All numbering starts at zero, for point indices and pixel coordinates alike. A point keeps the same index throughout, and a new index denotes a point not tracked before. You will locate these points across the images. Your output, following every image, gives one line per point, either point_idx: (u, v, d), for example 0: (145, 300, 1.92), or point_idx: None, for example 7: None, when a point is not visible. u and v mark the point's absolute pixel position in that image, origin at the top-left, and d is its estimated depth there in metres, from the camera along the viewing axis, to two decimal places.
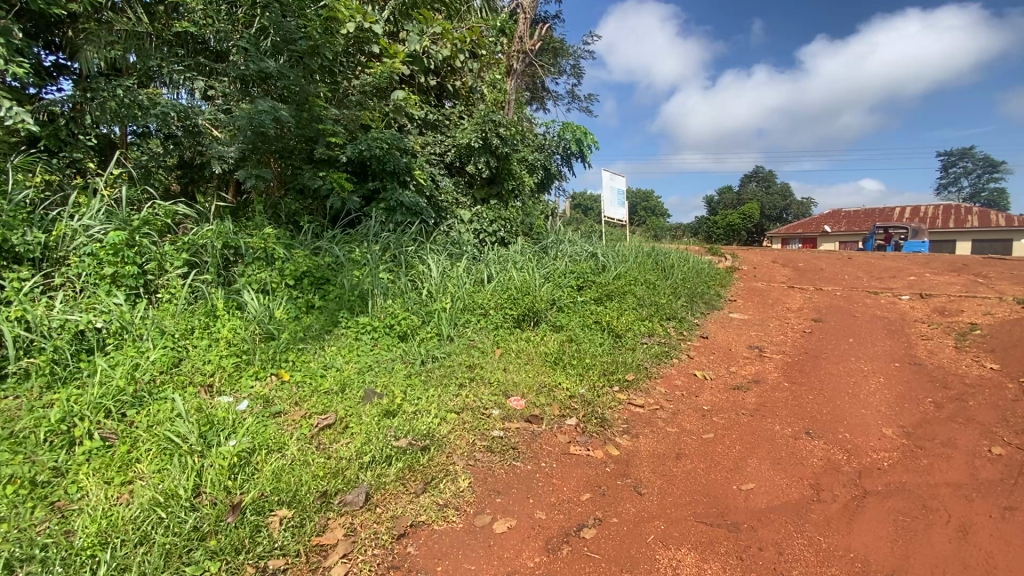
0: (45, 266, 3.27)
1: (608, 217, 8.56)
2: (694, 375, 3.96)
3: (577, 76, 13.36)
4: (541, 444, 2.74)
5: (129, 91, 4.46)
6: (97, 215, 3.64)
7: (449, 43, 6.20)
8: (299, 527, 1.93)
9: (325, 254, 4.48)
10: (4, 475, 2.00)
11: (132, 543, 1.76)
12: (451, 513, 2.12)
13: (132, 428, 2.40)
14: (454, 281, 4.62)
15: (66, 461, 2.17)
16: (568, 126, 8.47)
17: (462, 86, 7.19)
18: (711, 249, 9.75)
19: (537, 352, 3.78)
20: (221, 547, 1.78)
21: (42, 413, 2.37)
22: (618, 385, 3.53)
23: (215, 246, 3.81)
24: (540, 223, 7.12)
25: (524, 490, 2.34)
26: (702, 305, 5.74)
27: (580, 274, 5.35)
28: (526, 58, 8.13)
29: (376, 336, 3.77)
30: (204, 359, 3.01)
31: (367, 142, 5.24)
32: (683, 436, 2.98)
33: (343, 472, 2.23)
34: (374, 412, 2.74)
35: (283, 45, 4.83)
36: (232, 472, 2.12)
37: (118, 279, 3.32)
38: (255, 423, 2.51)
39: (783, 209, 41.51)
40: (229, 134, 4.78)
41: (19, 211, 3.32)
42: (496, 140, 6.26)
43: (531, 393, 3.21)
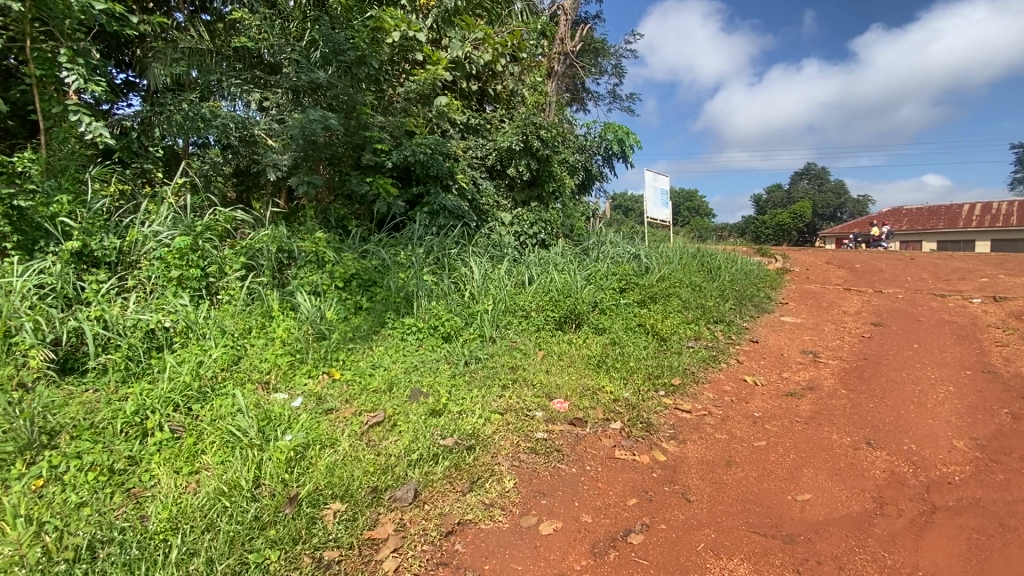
0: (119, 269, 3.53)
1: (651, 218, 8.43)
2: (744, 380, 3.83)
3: (618, 75, 13.21)
4: (586, 448, 2.71)
5: (193, 105, 4.77)
6: (165, 222, 3.92)
7: (490, 47, 6.12)
8: (351, 521, 1.99)
9: (372, 257, 4.62)
10: (85, 463, 2.17)
11: (199, 530, 1.86)
12: (497, 513, 2.14)
13: (196, 422, 2.55)
14: (496, 283, 4.66)
15: (139, 451, 2.32)
16: (609, 128, 8.43)
17: (503, 90, 7.25)
18: (759, 250, 9.42)
19: (579, 354, 3.76)
20: (280, 537, 1.85)
21: (119, 406, 2.55)
22: (664, 390, 3.46)
23: (270, 250, 4.02)
24: (581, 224, 7.06)
25: (569, 493, 2.33)
26: (751, 308, 5.54)
27: (623, 276, 5.27)
28: (567, 58, 8.10)
29: (421, 336, 3.85)
30: (261, 357, 3.17)
31: (411, 149, 5.38)
32: (734, 444, 2.88)
33: (392, 469, 2.28)
34: (421, 411, 2.80)
35: (332, 56, 4.97)
36: (289, 466, 2.23)
37: (183, 281, 3.54)
38: (308, 419, 2.61)
39: (837, 208, 39.47)
40: (282, 143, 5.02)
41: (96, 219, 3.62)
42: (537, 143, 6.29)
43: (574, 396, 3.20)
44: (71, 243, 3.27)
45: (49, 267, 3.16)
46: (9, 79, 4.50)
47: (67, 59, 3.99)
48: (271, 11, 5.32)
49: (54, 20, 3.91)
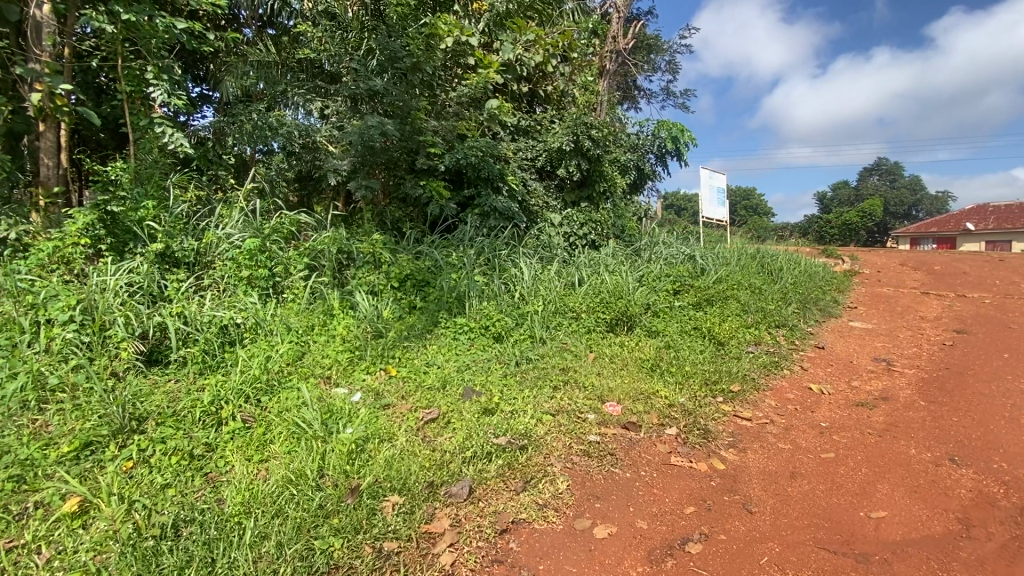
0: (196, 269, 3.79)
1: (706, 217, 8.16)
2: (809, 389, 3.63)
3: (672, 71, 12.89)
4: (640, 453, 2.66)
5: (262, 115, 5.07)
6: (237, 225, 4.19)
7: (542, 48, 6.12)
8: (409, 513, 2.05)
9: (425, 258, 4.73)
10: (169, 448, 2.35)
11: (270, 515, 1.97)
12: (551, 514, 2.14)
13: (265, 413, 2.70)
14: (546, 284, 4.65)
15: (215, 438, 2.48)
16: (663, 125, 8.28)
17: (553, 91, 7.22)
18: (824, 251, 8.90)
19: (632, 357, 3.69)
20: (343, 526, 1.94)
21: (196, 396, 2.72)
22: (722, 396, 3.33)
23: (331, 252, 4.20)
24: (632, 224, 6.92)
25: (623, 498, 2.29)
26: (817, 311, 5.24)
27: (676, 277, 5.12)
28: (618, 57, 8.00)
29: (473, 336, 3.90)
30: (323, 353, 3.32)
31: (463, 151, 5.50)
32: (798, 454, 2.75)
33: (447, 465, 2.33)
34: (473, 409, 2.84)
35: (388, 64, 5.18)
36: (350, 458, 2.32)
37: (253, 281, 3.77)
38: (367, 413, 2.72)
39: (912, 206, 36.67)
40: (342, 149, 5.23)
41: (177, 222, 3.93)
42: (587, 143, 6.25)
43: (627, 400, 3.14)
44: (156, 245, 3.55)
45: (137, 267, 3.45)
46: (103, 97, 4.95)
47: (153, 76, 4.34)
48: (332, 23, 5.57)
49: (142, 40, 4.26)
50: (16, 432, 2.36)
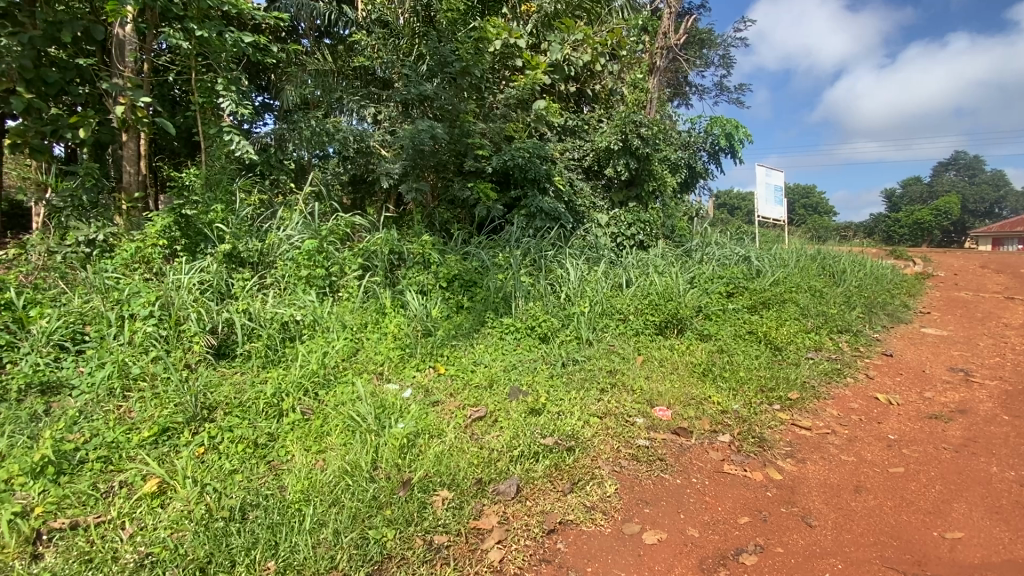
0: (260, 269, 4.02)
1: (762, 216, 7.84)
2: (875, 398, 3.41)
3: (726, 66, 12.46)
4: (691, 459, 2.60)
5: (319, 122, 5.30)
6: (296, 227, 4.41)
7: (590, 47, 6.05)
8: (459, 509, 2.09)
9: (472, 258, 4.81)
10: (236, 436, 2.50)
11: (327, 503, 2.06)
12: (599, 517, 2.12)
13: (323, 406, 2.83)
14: (592, 285, 4.61)
15: (277, 429, 2.62)
16: (716, 122, 8.14)
17: (602, 89, 7.14)
18: (893, 252, 8.34)
19: (682, 360, 3.60)
20: (395, 517, 2.00)
21: (261, 388, 2.89)
22: (779, 404, 3.20)
23: (383, 253, 4.35)
24: (683, 224, 6.74)
25: (674, 505, 2.24)
26: (884, 317, 4.93)
27: (730, 279, 4.95)
28: (669, 53, 7.84)
29: (519, 336, 3.92)
30: (376, 350, 3.44)
31: (511, 153, 5.55)
32: (864, 468, 2.59)
33: (495, 463, 2.36)
34: (521, 409, 2.85)
35: (438, 69, 5.31)
36: (402, 452, 2.41)
37: (311, 280, 3.95)
38: (418, 409, 2.79)
39: (994, 203, 33.70)
40: (394, 153, 5.39)
41: (243, 225, 4.18)
42: (636, 141, 6.15)
43: (677, 404, 3.06)
44: (224, 246, 3.78)
45: (208, 266, 3.69)
46: (178, 108, 5.32)
47: (223, 87, 4.64)
48: (385, 31, 5.75)
49: (213, 54, 4.56)
50: (103, 417, 2.58)
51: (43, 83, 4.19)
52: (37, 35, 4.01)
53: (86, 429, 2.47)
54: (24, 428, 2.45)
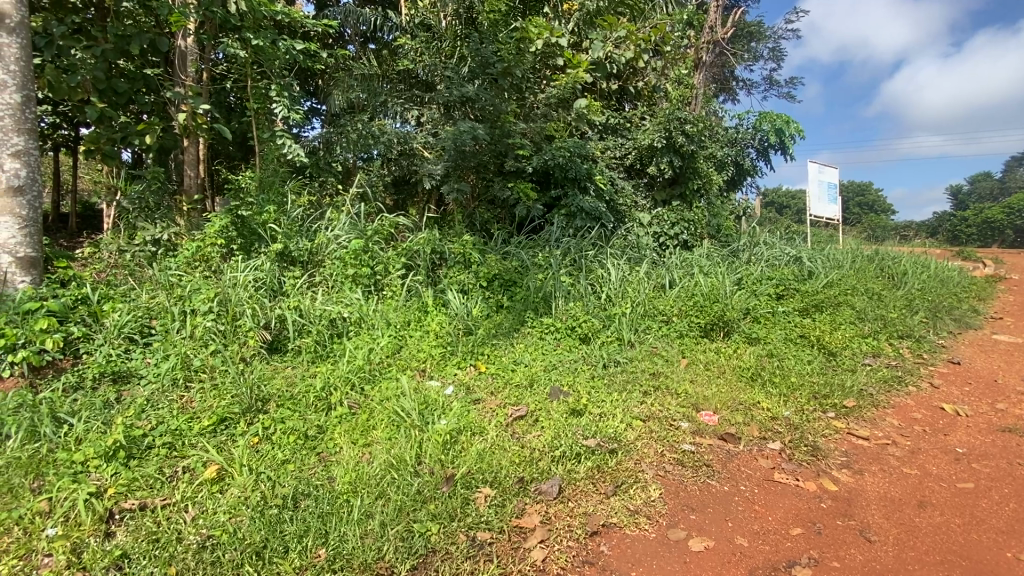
0: (309, 267, 4.17)
1: (814, 215, 7.50)
2: (940, 409, 3.21)
3: (775, 59, 11.99)
4: (739, 466, 2.52)
5: (365, 125, 5.45)
6: (343, 227, 4.55)
7: (634, 44, 5.96)
8: (501, 506, 2.10)
9: (513, 258, 4.82)
10: (288, 428, 2.61)
11: (374, 495, 2.12)
12: (643, 521, 2.09)
13: (369, 401, 2.91)
14: (634, 286, 4.54)
15: (326, 421, 2.71)
16: (764, 118, 7.83)
17: (644, 86, 7.01)
18: (960, 253, 7.81)
19: (729, 364, 3.49)
20: (440, 512, 2.04)
21: (311, 382, 3.00)
22: (834, 411, 3.05)
23: (425, 252, 4.43)
24: (729, 224, 6.53)
25: (721, 512, 2.18)
26: (950, 322, 4.62)
27: (780, 280, 4.76)
28: (716, 47, 7.62)
29: (560, 336, 3.89)
30: (418, 347, 3.51)
31: (551, 153, 5.55)
32: (928, 482, 2.45)
33: (537, 462, 2.36)
34: (562, 410, 2.84)
35: (480, 70, 5.37)
36: (445, 448, 2.45)
37: (357, 279, 4.07)
38: (460, 407, 2.83)
39: None
40: (436, 154, 5.48)
41: (293, 225, 4.34)
42: (681, 138, 6.02)
43: (724, 410, 2.97)
44: (276, 246, 3.95)
45: (261, 265, 3.86)
46: (233, 113, 5.58)
47: (276, 93, 4.82)
48: (428, 34, 5.84)
49: (267, 61, 4.76)
50: (168, 405, 2.74)
51: (115, 93, 4.50)
52: (109, 48, 4.31)
53: (152, 416, 2.63)
54: (99, 414, 2.63)
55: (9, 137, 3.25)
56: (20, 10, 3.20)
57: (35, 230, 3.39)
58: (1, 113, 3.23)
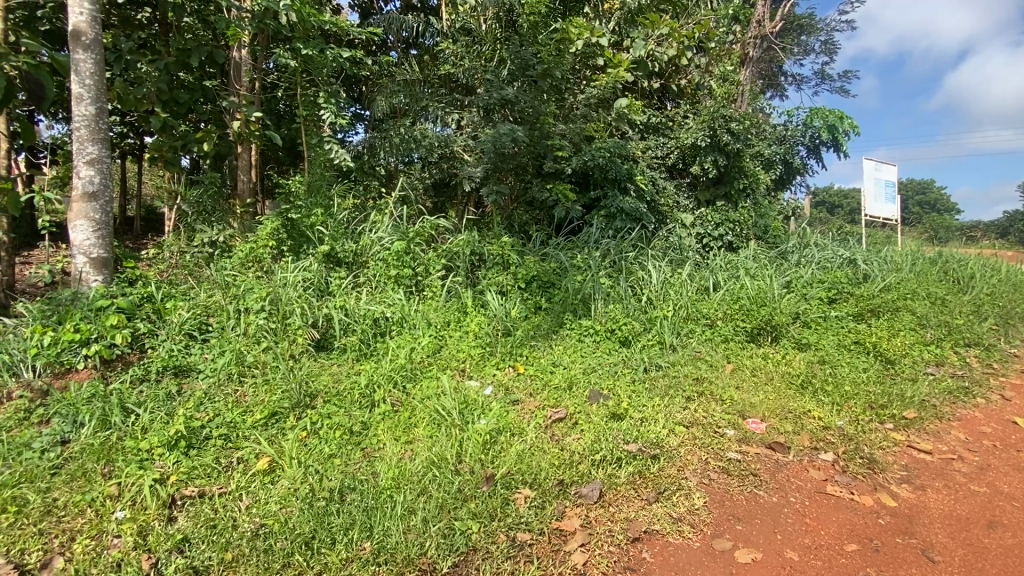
0: (354, 268, 4.29)
1: (870, 215, 7.13)
2: (1013, 423, 2.99)
3: (828, 52, 11.47)
4: (789, 476, 2.42)
5: (408, 129, 5.58)
6: (386, 229, 4.67)
7: (676, 41, 5.88)
8: (541, 508, 2.10)
9: (551, 260, 4.80)
10: (334, 423, 2.70)
11: (417, 492, 2.16)
12: (686, 529, 2.05)
13: (410, 399, 2.98)
14: (676, 288, 4.45)
15: (370, 418, 2.78)
16: (817, 113, 7.57)
17: (687, 84, 6.84)
18: None
19: (777, 370, 3.37)
20: (480, 511, 2.06)
21: (355, 379, 3.10)
22: (892, 423, 2.89)
23: (465, 253, 4.48)
24: (778, 224, 6.29)
25: (769, 524, 2.11)
26: (1023, 330, 4.30)
27: (833, 283, 4.56)
28: (763, 42, 7.38)
29: (599, 339, 3.84)
30: (458, 348, 3.56)
31: (591, 153, 5.50)
32: (998, 501, 2.29)
33: (577, 465, 2.35)
34: (602, 413, 2.82)
35: (519, 73, 5.39)
36: (485, 448, 2.47)
37: (399, 279, 4.16)
38: (499, 407, 2.85)
39: None
40: (476, 157, 5.54)
41: (339, 228, 4.49)
42: (726, 137, 5.86)
43: (773, 418, 2.86)
44: (323, 247, 4.10)
45: (309, 266, 4.01)
46: (283, 120, 5.82)
47: (324, 100, 5.00)
48: (468, 38, 5.90)
49: (315, 70, 4.95)
50: (224, 399, 2.89)
51: (176, 103, 4.77)
52: (171, 61, 4.59)
53: (210, 409, 2.78)
54: (162, 405, 2.79)
55: (86, 146, 3.51)
56: (95, 27, 3.46)
57: (107, 232, 3.64)
58: (79, 124, 3.49)
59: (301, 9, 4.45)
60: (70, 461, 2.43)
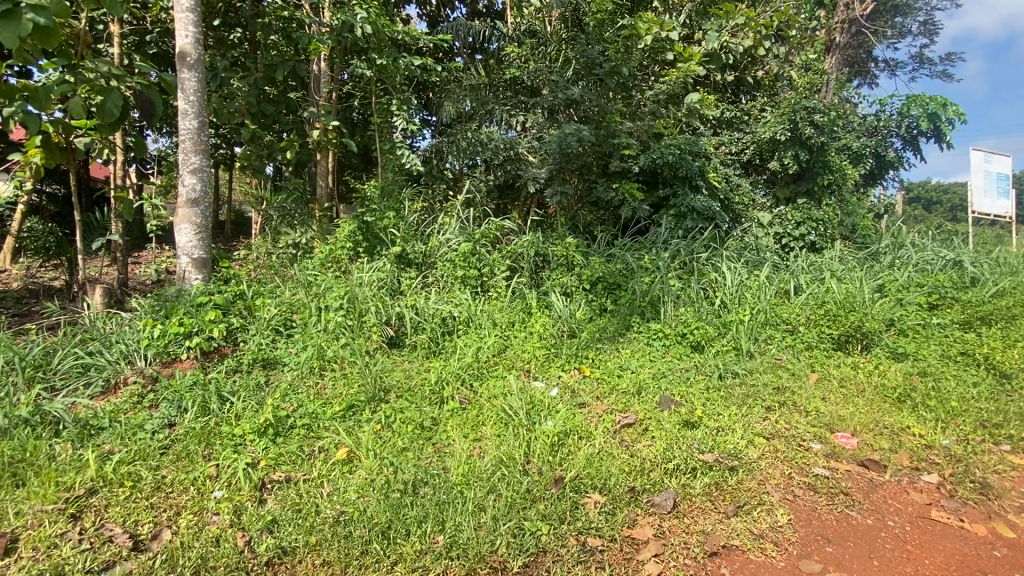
0: (424, 268, 4.44)
1: (978, 212, 6.42)
2: None
3: (927, 34, 10.44)
4: (885, 498, 2.23)
5: (475, 132, 5.69)
6: (453, 230, 4.78)
7: (752, 31, 5.58)
8: (612, 514, 2.07)
9: (618, 261, 4.70)
10: (407, 418, 2.80)
11: (487, 490, 2.20)
12: (769, 547, 1.94)
13: (478, 398, 3.03)
14: (753, 291, 4.23)
15: (440, 414, 2.86)
16: (914, 100, 6.93)
17: (765, 75, 6.48)
18: None
19: (869, 382, 3.11)
20: (549, 513, 2.06)
21: (426, 376, 3.20)
22: (1009, 444, 2.60)
23: (529, 254, 4.49)
24: (867, 222, 5.82)
25: (864, 548, 1.95)
26: None
27: (934, 288, 4.16)
28: (851, 27, 6.85)
29: (668, 343, 3.72)
30: (523, 348, 3.58)
31: (660, 151, 5.33)
32: None
33: (649, 473, 2.28)
34: (674, 420, 2.72)
35: (586, 72, 5.35)
36: (554, 449, 2.47)
37: (466, 279, 4.24)
38: (566, 409, 2.83)
39: None
40: (541, 158, 5.55)
41: (410, 231, 4.66)
42: (808, 130, 5.49)
43: (865, 433, 2.64)
44: (395, 248, 4.27)
45: (383, 266, 4.19)
46: (357, 128, 6.10)
47: (396, 107, 5.21)
48: (533, 40, 5.92)
49: (389, 78, 5.16)
50: (307, 391, 3.08)
51: (264, 115, 5.15)
52: (260, 77, 4.96)
53: (294, 399, 2.98)
54: (253, 395, 3.03)
55: (189, 157, 3.86)
56: (198, 48, 3.80)
57: (206, 235, 3.99)
58: (184, 137, 3.85)
59: (376, 21, 4.66)
60: (176, 442, 2.68)
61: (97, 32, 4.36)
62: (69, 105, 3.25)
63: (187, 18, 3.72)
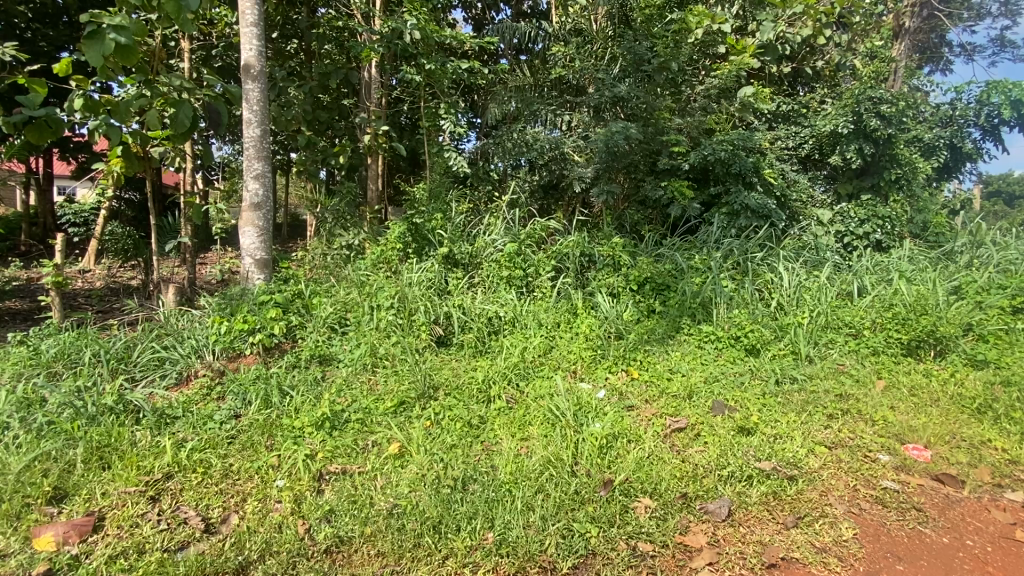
0: (470, 268, 4.51)
1: None
2: None
3: (1009, 15, 9.62)
4: (963, 516, 2.09)
5: (520, 133, 5.72)
6: (499, 231, 4.82)
7: (811, 19, 5.33)
8: (663, 520, 2.04)
9: (666, 261, 4.58)
10: (456, 416, 2.85)
11: (535, 490, 2.21)
12: (833, 561, 1.85)
13: (525, 398, 3.05)
14: (812, 293, 4.03)
15: (487, 413, 2.90)
16: (995, 87, 6.38)
17: (825, 65, 6.16)
18: None
19: (944, 391, 2.90)
20: (598, 516, 2.05)
21: (474, 374, 3.25)
22: None
23: (575, 254, 4.46)
24: (940, 219, 5.42)
25: (939, 568, 1.83)
26: None
27: (1018, 290, 3.83)
28: (921, 10, 6.41)
29: (720, 346, 3.60)
30: (569, 349, 3.56)
31: (711, 147, 5.17)
32: None
33: (702, 479, 2.23)
34: (728, 426, 2.64)
35: (633, 69, 5.27)
36: (602, 452, 2.45)
37: (511, 280, 4.26)
38: (614, 412, 2.80)
39: None
40: (587, 157, 5.51)
41: (457, 232, 4.73)
42: (873, 121, 5.18)
43: (940, 445, 2.47)
44: (443, 249, 4.35)
45: (431, 267, 4.28)
46: (406, 131, 6.26)
47: (444, 111, 5.31)
48: (579, 39, 5.89)
49: (436, 82, 5.27)
50: (360, 387, 3.19)
51: (319, 122, 5.37)
52: (315, 85, 5.19)
53: (348, 395, 3.09)
54: (310, 390, 3.17)
55: (253, 163, 4.09)
56: (261, 60, 4.01)
57: (268, 238, 4.21)
58: (248, 145, 4.08)
59: (425, 27, 4.77)
60: (240, 433, 2.84)
61: (171, 48, 4.68)
62: (147, 118, 3.51)
63: (252, 32, 3.93)
